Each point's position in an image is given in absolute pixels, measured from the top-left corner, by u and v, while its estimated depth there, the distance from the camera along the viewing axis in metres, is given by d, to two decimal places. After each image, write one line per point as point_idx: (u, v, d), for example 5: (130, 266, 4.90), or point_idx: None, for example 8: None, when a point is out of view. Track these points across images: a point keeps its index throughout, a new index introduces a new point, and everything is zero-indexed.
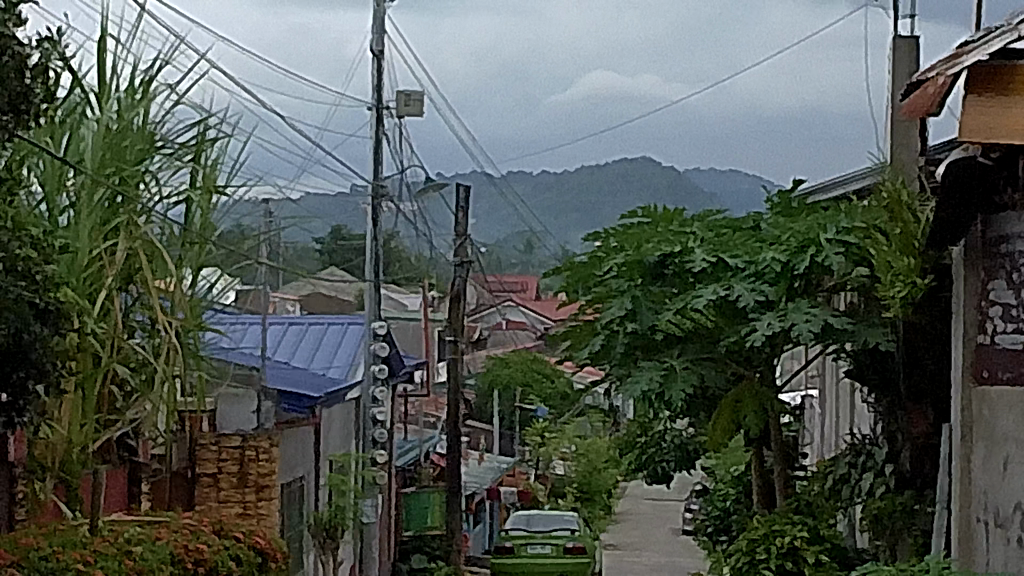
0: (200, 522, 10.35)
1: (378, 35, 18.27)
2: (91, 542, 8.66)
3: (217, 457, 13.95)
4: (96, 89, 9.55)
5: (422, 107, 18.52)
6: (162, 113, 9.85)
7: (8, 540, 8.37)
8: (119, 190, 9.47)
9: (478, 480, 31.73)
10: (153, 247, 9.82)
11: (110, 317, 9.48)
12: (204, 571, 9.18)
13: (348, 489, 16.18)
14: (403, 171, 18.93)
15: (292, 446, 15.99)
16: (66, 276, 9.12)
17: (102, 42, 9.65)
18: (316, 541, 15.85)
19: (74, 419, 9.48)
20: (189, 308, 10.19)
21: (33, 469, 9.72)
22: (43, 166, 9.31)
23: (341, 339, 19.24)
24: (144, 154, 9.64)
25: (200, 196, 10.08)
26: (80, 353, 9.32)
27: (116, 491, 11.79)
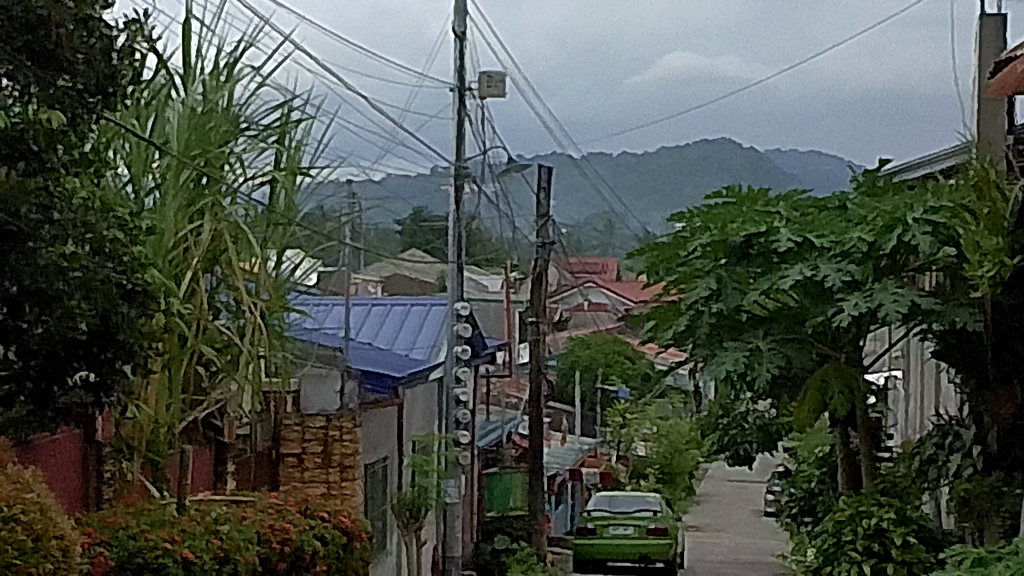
0: (287, 502, 10.40)
1: (461, 17, 18.27)
2: (179, 521, 8.70)
3: (301, 437, 14.05)
4: (180, 72, 9.62)
5: (505, 88, 18.50)
6: (246, 95, 9.90)
7: (97, 519, 8.44)
8: (203, 172, 9.52)
9: (559, 460, 31.78)
10: (238, 229, 9.87)
11: (196, 299, 9.60)
12: (290, 551, 9.24)
13: (432, 468, 16.24)
14: (485, 152, 18.92)
15: (375, 427, 16.01)
16: (153, 257, 9.17)
17: (187, 25, 9.71)
18: (399, 521, 15.91)
19: (161, 400, 9.66)
20: (272, 289, 10.23)
21: (119, 450, 9.70)
22: (129, 148, 9.30)
23: (423, 319, 19.27)
24: (229, 136, 9.70)
25: (284, 178, 10.10)
26: (168, 333, 9.41)
27: (203, 471, 11.86)
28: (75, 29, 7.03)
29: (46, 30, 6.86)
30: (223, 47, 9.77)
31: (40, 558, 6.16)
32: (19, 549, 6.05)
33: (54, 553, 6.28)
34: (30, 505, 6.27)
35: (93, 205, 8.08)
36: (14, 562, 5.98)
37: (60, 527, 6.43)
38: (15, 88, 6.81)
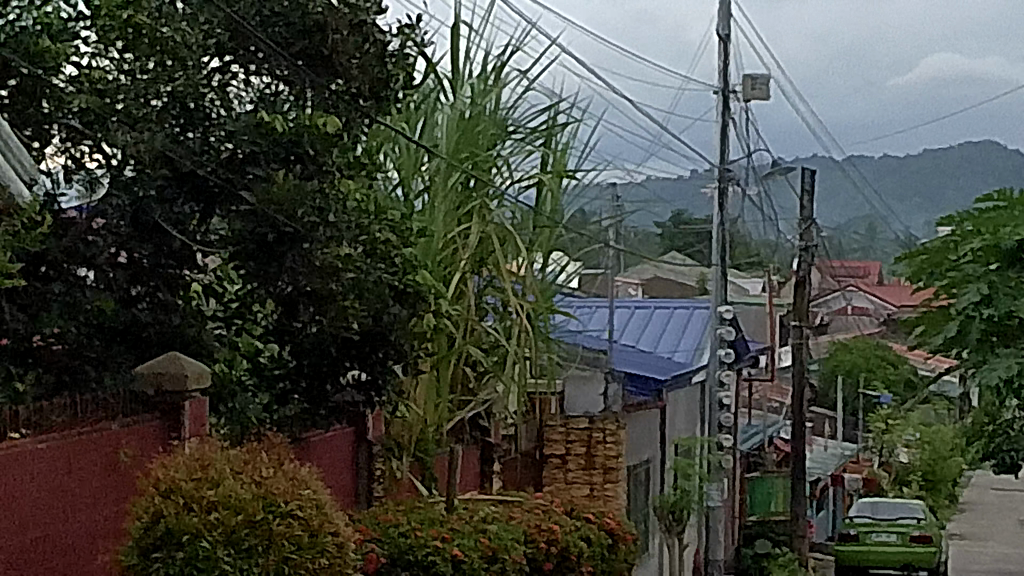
0: (553, 502, 10.48)
1: (725, 19, 18.22)
2: (448, 519, 8.81)
3: (565, 438, 14.02)
4: (449, 76, 9.80)
5: (769, 91, 18.40)
6: (514, 98, 9.98)
7: (370, 516, 8.59)
8: (471, 175, 9.62)
9: (821, 466, 31.50)
10: (504, 231, 9.86)
11: (464, 300, 9.73)
12: (556, 551, 9.31)
13: (694, 471, 16.22)
14: (749, 155, 18.83)
15: (639, 430, 16.07)
16: (422, 259, 9.45)
17: (456, 29, 9.88)
18: (662, 523, 15.93)
19: (429, 399, 9.87)
20: (539, 292, 10.10)
21: (389, 449, 10.08)
22: (399, 152, 9.66)
23: (688, 322, 19.28)
24: (497, 139, 9.79)
25: (551, 180, 10.04)
26: (436, 335, 9.62)
27: (471, 470, 12.02)
28: (350, 36, 8.90)
29: (322, 35, 8.77)
30: (490, 50, 9.88)
31: (316, 554, 6.27)
32: (295, 544, 6.20)
33: (330, 549, 6.37)
34: (308, 501, 6.38)
35: (344, 205, 8.54)
36: (290, 557, 6.15)
37: (337, 523, 6.52)
38: (293, 91, 8.78)
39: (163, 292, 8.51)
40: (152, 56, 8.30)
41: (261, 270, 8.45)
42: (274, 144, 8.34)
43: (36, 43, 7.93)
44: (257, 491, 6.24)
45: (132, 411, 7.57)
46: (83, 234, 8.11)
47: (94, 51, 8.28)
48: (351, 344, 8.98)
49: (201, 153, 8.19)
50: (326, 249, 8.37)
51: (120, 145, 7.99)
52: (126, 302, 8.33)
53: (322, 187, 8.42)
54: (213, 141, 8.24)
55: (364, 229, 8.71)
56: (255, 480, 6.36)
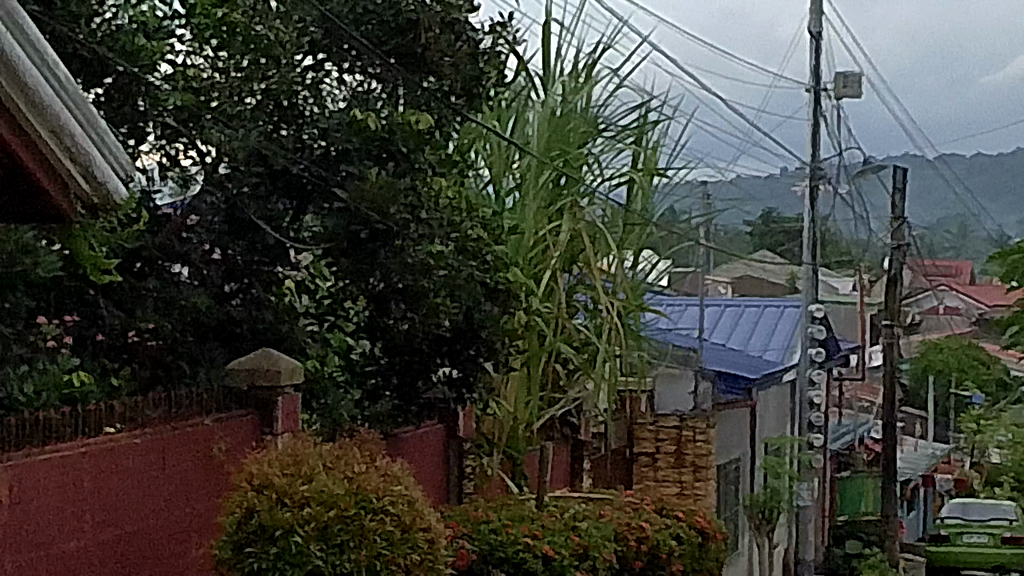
0: (643, 501, 10.42)
1: (817, 16, 18.14)
2: (539, 516, 8.82)
3: (656, 436, 13.94)
4: (541, 73, 9.83)
5: (860, 89, 18.30)
6: (605, 96, 9.96)
7: (460, 513, 8.62)
8: (562, 173, 9.62)
9: (913, 466, 31.28)
10: (594, 230, 9.83)
11: (554, 297, 9.69)
12: (646, 550, 9.30)
13: (785, 470, 16.16)
14: (841, 153, 18.73)
15: (730, 428, 16.03)
16: (512, 257, 9.46)
17: (548, 27, 9.89)
18: (752, 522, 15.87)
19: (519, 397, 9.88)
20: (629, 289, 10.09)
21: (480, 445, 10.15)
22: (489, 150, 9.74)
23: (779, 321, 19.22)
24: (588, 137, 9.80)
25: (642, 178, 10.00)
26: (526, 331, 9.64)
27: (560, 468, 12.02)
28: (442, 34, 8.90)
29: (415, 32, 8.80)
30: (582, 48, 9.88)
31: (407, 550, 6.29)
32: (387, 539, 6.22)
33: (421, 545, 6.39)
34: (399, 498, 6.39)
35: (436, 204, 8.54)
36: (382, 552, 6.16)
37: (428, 520, 6.54)
38: (385, 90, 8.83)
39: (256, 289, 8.67)
40: (247, 54, 8.46)
41: (354, 267, 8.50)
42: (366, 142, 8.39)
43: (133, 42, 7.92)
44: (349, 487, 6.26)
45: (227, 408, 7.64)
46: (178, 231, 8.35)
47: (189, 49, 8.40)
48: (442, 340, 8.99)
49: (295, 150, 8.32)
50: (418, 246, 8.39)
51: (215, 142, 8.19)
52: (219, 297, 8.55)
53: (413, 182, 8.44)
54: (306, 138, 8.34)
55: (455, 226, 8.73)
56: (347, 476, 6.38)
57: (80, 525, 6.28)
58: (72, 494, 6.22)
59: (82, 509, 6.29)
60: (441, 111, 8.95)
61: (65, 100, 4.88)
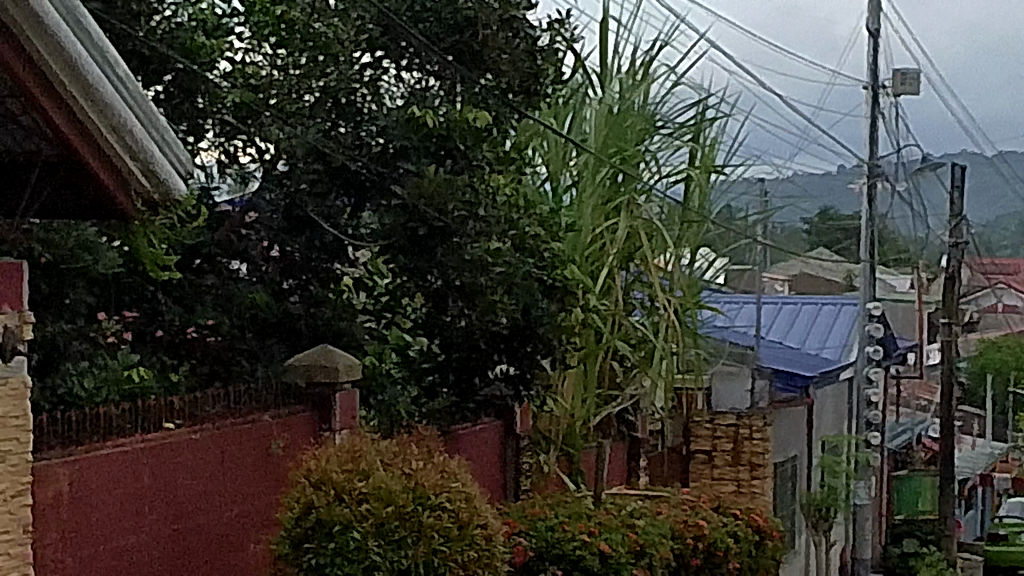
0: (701, 499, 10.41)
1: (874, 13, 18.07)
2: (597, 514, 8.83)
3: (712, 433, 13.70)
4: (598, 70, 9.83)
5: (919, 86, 18.21)
6: (662, 93, 9.97)
7: (518, 510, 8.63)
8: (620, 170, 9.61)
9: (971, 465, 31.11)
10: (651, 227, 9.91)
11: (612, 294, 9.74)
12: (703, 548, 9.28)
13: (842, 468, 16.10)
14: (898, 151, 18.65)
15: (787, 426, 15.99)
16: (569, 254, 9.47)
17: (605, 24, 9.89)
18: (810, 520, 15.82)
19: (577, 394, 9.93)
20: (687, 286, 10.10)
21: (536, 442, 10.11)
22: (547, 146, 9.69)
23: (835, 318, 19.16)
24: (645, 134, 9.79)
25: (699, 175, 10.02)
26: (583, 329, 9.64)
27: (617, 466, 12.00)
28: (500, 31, 8.91)
29: (472, 30, 8.81)
30: (640, 45, 9.88)
31: (464, 547, 6.29)
32: (444, 536, 6.22)
33: (478, 542, 6.39)
34: (456, 494, 6.40)
35: (493, 201, 8.53)
36: (439, 549, 6.17)
37: (486, 517, 6.55)
38: (443, 87, 8.83)
39: (314, 285, 8.76)
40: (305, 51, 8.61)
41: (412, 264, 8.50)
42: (424, 139, 8.40)
43: (193, 38, 8.13)
44: (407, 483, 6.27)
45: (285, 404, 7.66)
46: (236, 227, 8.53)
47: (247, 47, 8.63)
48: (500, 338, 8.91)
49: (353, 147, 8.38)
50: (476, 242, 8.38)
51: (274, 140, 8.35)
52: (278, 295, 8.64)
53: (470, 178, 8.44)
54: (365, 135, 8.39)
55: (512, 223, 8.73)
56: (405, 472, 6.40)
57: (141, 519, 6.32)
58: (132, 489, 6.26)
59: (142, 503, 6.33)
60: (498, 108, 8.93)
61: (122, 93, 4.88)
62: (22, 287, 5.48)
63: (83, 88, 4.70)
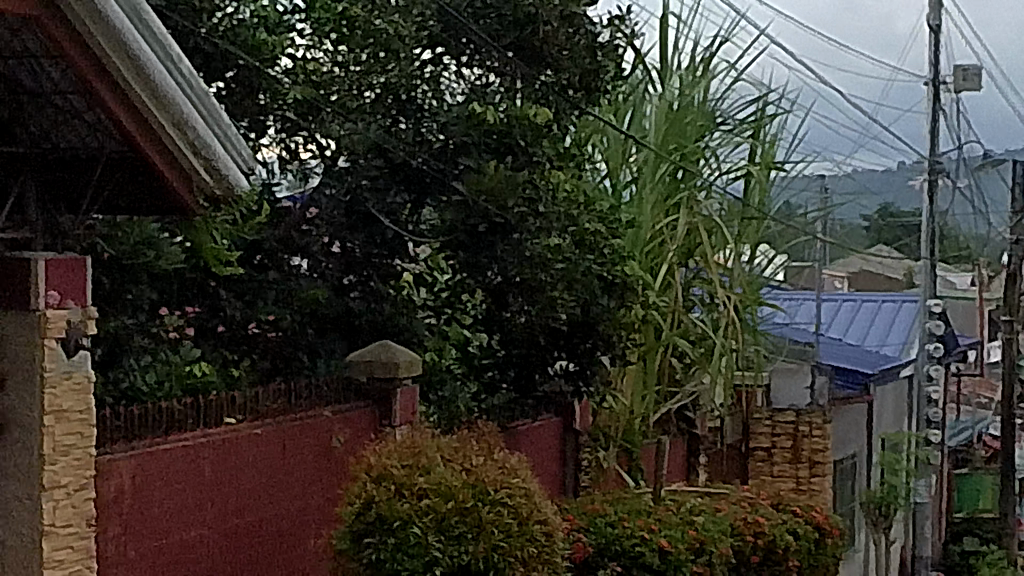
0: (761, 496, 10.38)
1: (935, 8, 17.98)
2: (656, 510, 8.82)
3: (771, 431, 13.66)
4: (658, 67, 9.82)
5: (981, 82, 18.11)
6: (722, 89, 9.95)
7: (577, 506, 8.64)
8: (680, 166, 9.60)
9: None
10: (711, 223, 9.89)
11: (671, 291, 9.71)
12: (763, 545, 9.26)
13: (902, 466, 16.04)
14: (960, 147, 18.55)
15: (846, 423, 15.93)
16: (630, 250, 9.45)
17: (665, 20, 9.88)
18: (869, 518, 15.76)
19: (636, 391, 9.88)
20: (746, 284, 10.13)
21: (595, 439, 10.14)
22: (608, 144, 9.71)
23: (896, 315, 19.09)
24: (705, 130, 9.77)
25: (759, 172, 10.00)
26: (643, 326, 9.63)
27: (676, 462, 11.98)
28: (560, 27, 8.82)
29: (533, 27, 8.76)
30: (700, 41, 9.86)
31: (524, 542, 6.29)
32: (504, 531, 6.21)
33: (539, 538, 6.41)
34: (516, 490, 6.40)
35: (554, 198, 8.53)
36: (499, 545, 6.16)
37: (545, 512, 6.55)
38: (504, 83, 8.88)
39: (375, 280, 8.78)
40: (366, 47, 8.73)
41: (472, 259, 8.55)
42: (485, 135, 8.42)
43: (254, 36, 8.22)
44: (467, 479, 6.30)
45: (345, 399, 7.69)
46: (297, 225, 8.61)
47: (309, 43, 8.81)
48: (561, 334, 8.89)
49: (415, 143, 8.45)
50: (536, 239, 8.42)
51: (335, 136, 8.44)
52: (338, 290, 8.69)
53: (531, 174, 8.44)
54: (426, 131, 8.46)
55: (573, 220, 8.72)
56: (466, 468, 6.41)
57: (202, 514, 6.35)
58: (193, 483, 6.28)
59: (203, 497, 6.35)
60: (560, 106, 8.91)
61: (184, 87, 5.07)
62: (85, 283, 5.55)
63: (118, 50, 4.84)
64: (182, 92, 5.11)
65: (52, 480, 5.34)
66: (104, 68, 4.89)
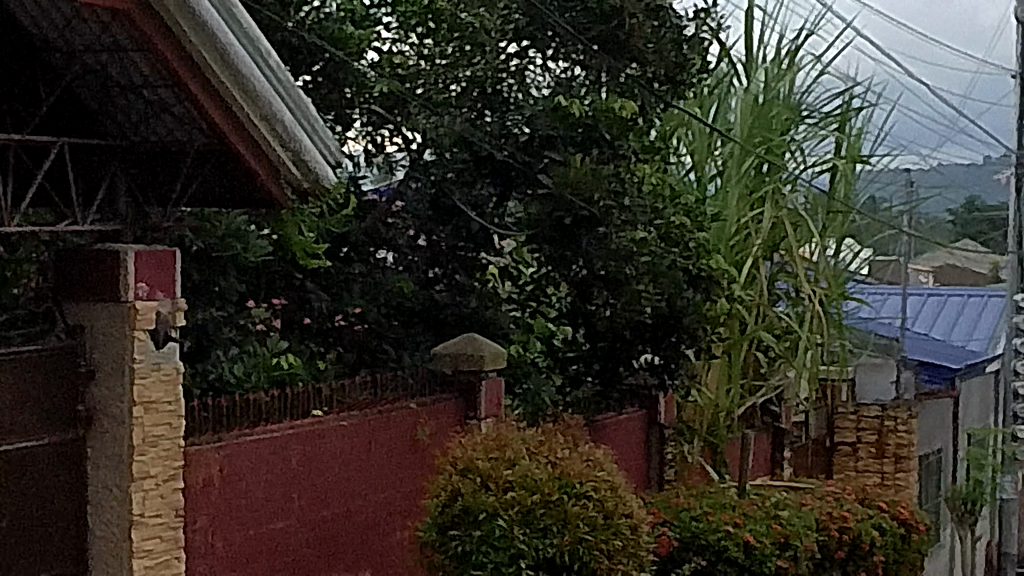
0: (846, 491, 10.34)
1: None
2: (740, 504, 8.80)
3: (856, 426, 13.17)
4: (743, 60, 9.78)
5: None
6: (808, 82, 9.85)
7: (662, 500, 8.64)
8: (765, 160, 9.58)
9: None
10: (797, 217, 9.72)
11: (756, 285, 9.68)
12: (848, 540, 9.22)
13: (988, 462, 15.92)
14: None
15: (932, 418, 15.83)
16: (714, 244, 9.43)
17: (751, 14, 9.84)
18: (955, 514, 15.67)
19: (720, 384, 9.86)
20: (832, 278, 9.88)
21: (681, 433, 10.16)
22: (692, 137, 9.82)
23: (982, 311, 18.95)
24: (790, 124, 9.66)
25: (845, 165, 9.80)
26: (727, 319, 9.61)
27: (761, 457, 11.97)
28: (646, 20, 8.80)
29: (619, 19, 8.74)
30: (786, 34, 9.80)
31: (610, 536, 6.29)
32: (590, 524, 6.22)
33: (624, 531, 6.40)
34: (602, 483, 6.39)
35: (639, 190, 8.54)
36: (585, 538, 6.17)
37: (631, 506, 6.54)
38: (590, 77, 8.90)
39: (460, 275, 8.81)
40: (452, 41, 8.73)
41: (558, 254, 8.54)
42: (571, 128, 8.42)
43: (342, 29, 8.25)
44: (553, 472, 6.29)
45: (430, 391, 7.72)
46: (383, 217, 8.69)
47: (394, 37, 8.86)
48: (645, 328, 8.88)
49: (501, 136, 8.45)
50: (623, 232, 8.36)
51: (421, 129, 8.50)
52: (425, 283, 8.80)
53: (616, 167, 8.45)
54: (511, 125, 8.44)
55: (659, 213, 8.71)
56: (551, 460, 6.41)
57: (290, 505, 6.39)
58: (280, 474, 6.32)
59: (291, 487, 6.40)
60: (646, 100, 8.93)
61: (275, 83, 5.25)
62: (175, 275, 5.66)
63: (209, 44, 4.95)
64: (274, 86, 5.30)
65: (142, 471, 5.44)
66: (199, 68, 5.02)
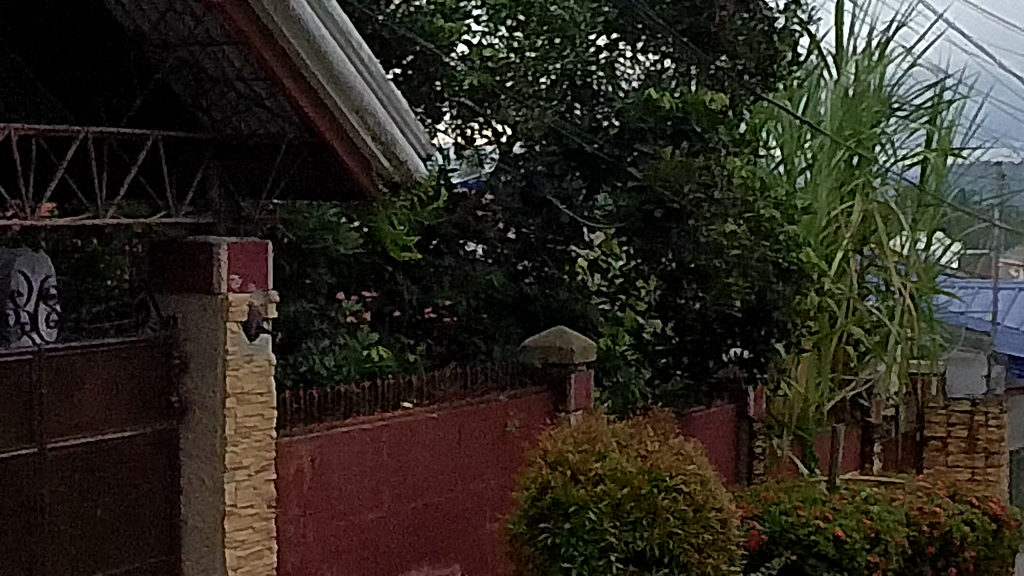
0: (937, 486, 10.29)
1: None
2: (831, 499, 8.78)
3: (947, 420, 12.19)
4: (833, 52, 9.71)
5: None
6: (899, 74, 9.82)
7: (751, 494, 8.63)
8: (855, 153, 9.49)
9: None
10: (888, 210, 9.74)
11: (846, 278, 9.62)
12: (939, 534, 9.17)
13: None
14: None
15: None
16: (804, 237, 9.40)
17: (842, 5, 9.78)
18: None
19: (810, 378, 9.84)
20: (923, 271, 9.89)
21: (768, 427, 10.10)
22: (782, 129, 9.72)
23: None
24: (881, 116, 9.63)
25: (936, 157, 9.73)
26: (817, 313, 9.55)
27: (851, 452, 11.90)
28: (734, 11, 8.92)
29: (708, 11, 8.89)
30: (876, 27, 9.74)
31: (700, 529, 6.26)
32: (680, 518, 6.20)
33: (714, 525, 6.36)
34: (692, 476, 6.37)
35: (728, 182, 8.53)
36: (676, 531, 6.15)
37: (722, 500, 6.51)
38: (677, 70, 8.95)
39: (549, 266, 8.83)
40: (542, 34, 8.84)
41: (647, 246, 8.58)
42: (661, 121, 8.49)
43: (433, 22, 8.38)
44: (643, 465, 6.27)
45: (520, 383, 7.73)
46: (474, 210, 8.54)
47: (484, 30, 8.85)
48: (735, 322, 8.77)
49: (592, 129, 8.59)
50: (713, 225, 8.36)
51: (511, 122, 8.54)
52: (514, 275, 8.74)
53: (705, 160, 8.46)
54: (600, 117, 8.61)
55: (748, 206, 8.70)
56: (642, 453, 6.39)
57: (379, 497, 6.41)
58: (371, 465, 6.35)
59: (382, 479, 6.42)
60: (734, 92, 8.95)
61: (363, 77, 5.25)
62: (267, 268, 5.66)
63: (302, 38, 4.99)
64: (363, 80, 5.28)
65: (234, 461, 5.49)
66: (292, 61, 5.05)
